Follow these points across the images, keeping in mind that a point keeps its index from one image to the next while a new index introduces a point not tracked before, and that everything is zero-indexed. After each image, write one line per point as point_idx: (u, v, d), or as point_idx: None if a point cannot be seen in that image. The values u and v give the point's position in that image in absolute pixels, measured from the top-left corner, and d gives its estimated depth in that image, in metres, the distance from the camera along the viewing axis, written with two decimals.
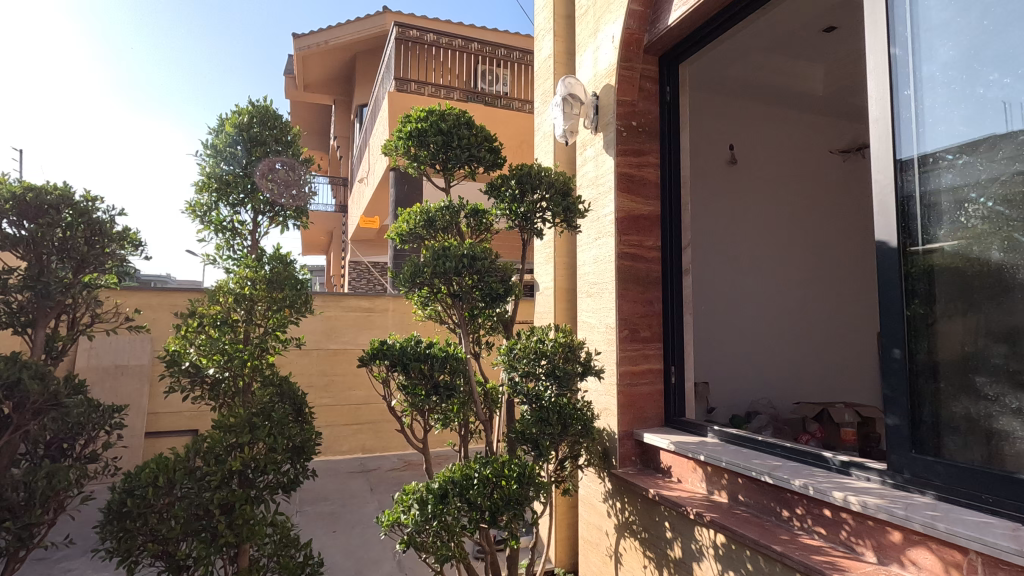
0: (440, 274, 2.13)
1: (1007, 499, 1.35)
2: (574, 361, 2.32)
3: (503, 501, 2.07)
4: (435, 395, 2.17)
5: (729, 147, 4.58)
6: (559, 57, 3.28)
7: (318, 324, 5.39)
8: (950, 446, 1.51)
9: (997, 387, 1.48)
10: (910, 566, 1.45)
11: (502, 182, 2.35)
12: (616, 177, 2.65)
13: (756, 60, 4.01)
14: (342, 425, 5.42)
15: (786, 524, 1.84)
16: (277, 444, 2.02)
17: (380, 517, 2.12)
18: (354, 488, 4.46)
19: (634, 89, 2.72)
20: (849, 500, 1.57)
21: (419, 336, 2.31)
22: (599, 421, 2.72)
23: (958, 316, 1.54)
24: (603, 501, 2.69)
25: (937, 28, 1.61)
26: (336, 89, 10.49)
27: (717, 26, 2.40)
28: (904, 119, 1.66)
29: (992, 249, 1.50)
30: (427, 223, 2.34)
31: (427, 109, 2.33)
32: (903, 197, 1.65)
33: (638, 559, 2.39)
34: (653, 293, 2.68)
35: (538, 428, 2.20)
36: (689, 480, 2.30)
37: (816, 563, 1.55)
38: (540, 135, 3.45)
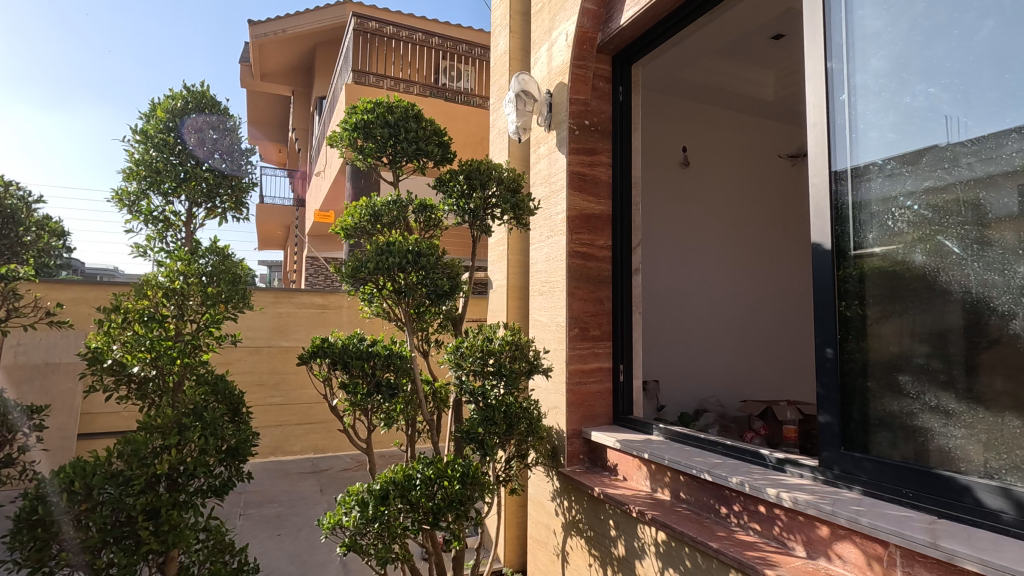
0: (382, 270, 2.07)
1: (926, 494, 1.41)
2: (521, 360, 2.31)
3: (446, 501, 2.04)
4: (378, 394, 2.11)
5: (682, 149, 4.66)
6: (514, 53, 3.26)
7: (268, 321, 5.23)
8: (878, 442, 1.57)
9: (919, 386, 1.50)
10: (836, 560, 1.49)
11: (450, 177, 2.31)
12: (568, 176, 2.65)
13: (709, 63, 4.10)
14: (292, 425, 5.29)
15: (724, 521, 1.87)
16: (209, 446, 1.93)
17: (321, 520, 2.04)
18: (303, 489, 4.35)
19: (587, 88, 2.73)
20: (781, 496, 1.60)
21: (363, 333, 2.25)
22: (548, 420, 2.71)
23: (886, 318, 1.58)
24: (551, 499, 2.68)
25: (871, 37, 1.66)
26: (295, 80, 10.21)
27: (668, 27, 2.42)
28: (839, 126, 1.71)
29: (917, 253, 1.53)
30: (373, 217, 2.29)
31: (374, 100, 2.27)
32: (837, 203, 1.71)
33: (584, 557, 2.40)
34: (604, 292, 2.69)
35: (483, 428, 2.17)
36: (634, 477, 2.31)
37: (749, 558, 1.57)
38: (496, 132, 3.41)
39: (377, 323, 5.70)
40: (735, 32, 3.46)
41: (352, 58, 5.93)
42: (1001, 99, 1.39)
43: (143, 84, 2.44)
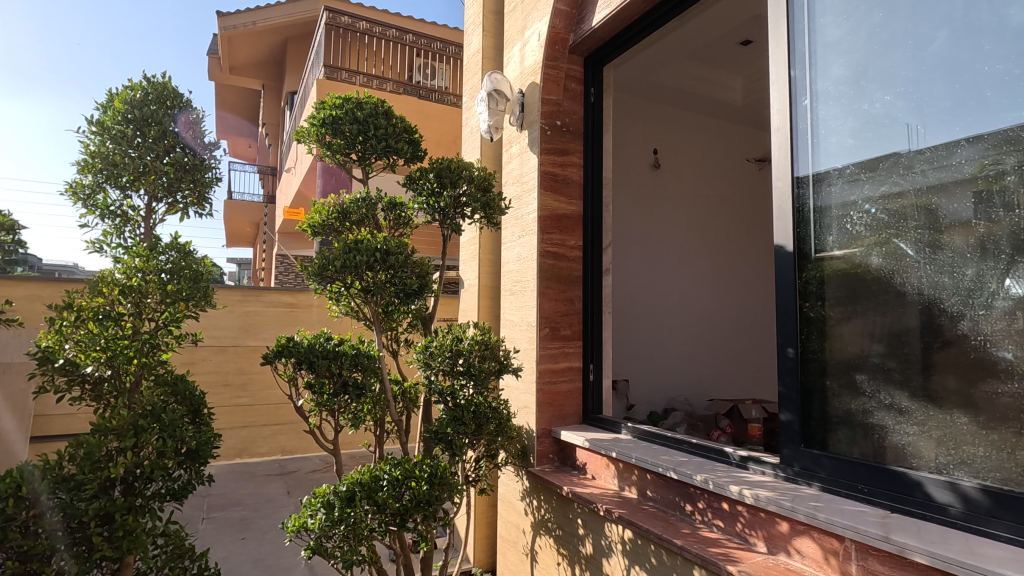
0: (349, 269, 2.04)
1: (880, 488, 1.46)
2: (490, 360, 2.30)
3: (414, 502, 2.02)
4: (346, 394, 2.08)
5: (653, 151, 4.72)
6: (487, 52, 3.25)
7: (235, 320, 5.11)
8: (836, 439, 1.61)
9: (874, 384, 1.54)
10: (794, 555, 1.53)
11: (420, 175, 2.29)
12: (539, 176, 2.65)
13: (679, 67, 4.17)
14: (260, 426, 5.18)
15: (689, 518, 1.89)
16: (168, 448, 1.86)
17: (285, 523, 1.99)
18: (270, 492, 4.26)
19: (558, 89, 2.74)
20: (743, 493, 1.63)
21: (330, 332, 2.21)
22: (518, 420, 2.71)
23: (845, 319, 1.63)
24: (521, 499, 2.69)
25: (832, 45, 1.70)
26: (266, 74, 10.02)
27: (638, 29, 2.45)
28: (801, 131, 1.76)
29: (872, 255, 1.56)
30: (340, 215, 2.25)
31: (343, 96, 2.24)
32: (799, 206, 1.75)
33: (553, 557, 2.40)
34: (574, 292, 2.70)
35: (452, 428, 2.16)
36: (603, 476, 2.33)
37: (712, 555, 1.60)
38: (468, 131, 3.40)
39: (348, 323, 5.62)
40: (704, 37, 3.51)
41: (323, 52, 5.82)
42: (952, 108, 1.42)
43: (101, 74, 2.35)
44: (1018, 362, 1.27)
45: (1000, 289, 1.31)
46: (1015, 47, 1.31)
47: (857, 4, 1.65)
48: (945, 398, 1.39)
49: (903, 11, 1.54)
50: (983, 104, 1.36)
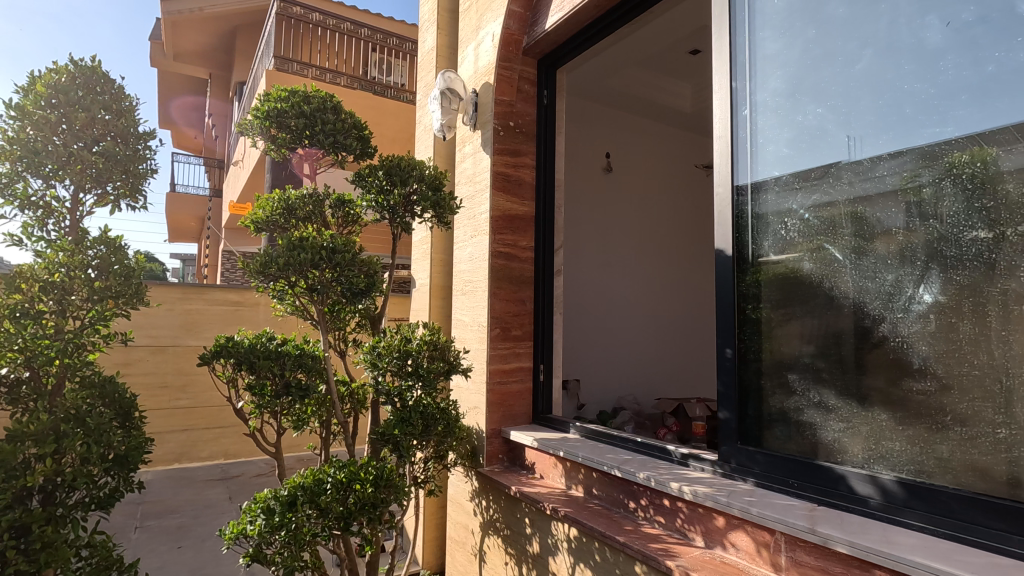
0: (293, 267, 1.97)
1: (809, 484, 1.54)
2: (439, 360, 2.28)
3: (358, 506, 1.98)
4: (288, 396, 2.02)
5: (605, 155, 4.80)
6: (442, 49, 3.22)
7: (176, 319, 4.89)
8: (769, 436, 1.69)
9: (804, 383, 1.62)
10: (730, 548, 1.58)
11: (369, 172, 2.25)
12: (491, 176, 2.66)
13: (632, 73, 4.25)
14: (201, 429, 4.97)
15: (632, 515, 1.93)
16: (92, 455, 1.76)
17: (223, 530, 1.91)
18: (210, 498, 4.09)
19: (512, 90, 2.74)
20: (682, 489, 1.68)
21: (273, 332, 2.14)
22: (468, 420, 2.70)
23: (777, 320, 1.70)
24: (470, 499, 2.68)
25: (770, 58, 1.77)
26: (212, 62, 9.64)
27: (591, 34, 2.50)
28: (741, 139, 1.83)
29: (804, 260, 1.63)
30: (286, 211, 2.19)
31: (289, 88, 2.17)
32: (738, 212, 1.82)
33: (500, 556, 2.41)
34: (525, 293, 2.71)
35: (400, 430, 2.13)
36: (551, 475, 2.35)
37: (652, 550, 1.64)
38: (421, 129, 3.36)
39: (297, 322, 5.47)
40: (654, 44, 3.60)
41: (272, 44, 5.60)
42: (876, 122, 1.50)
43: (22, 54, 2.20)
44: (930, 362, 1.35)
45: (915, 294, 1.38)
46: (931, 68, 1.39)
47: (792, 20, 1.72)
48: (868, 396, 1.47)
49: (834, 30, 1.62)
50: (903, 120, 1.44)
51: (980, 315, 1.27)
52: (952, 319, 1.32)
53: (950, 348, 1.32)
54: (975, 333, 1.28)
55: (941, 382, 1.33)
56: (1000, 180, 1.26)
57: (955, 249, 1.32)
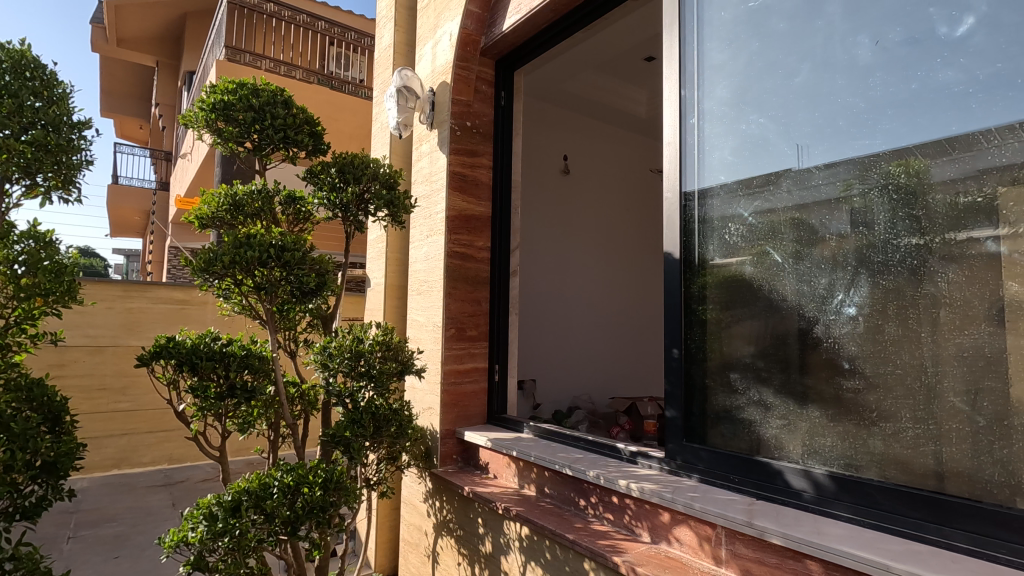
0: (239, 264, 1.91)
1: (749, 479, 1.62)
2: (392, 361, 2.26)
3: (305, 510, 1.94)
4: (232, 398, 1.95)
5: (563, 157, 4.86)
6: (399, 46, 3.19)
7: (116, 318, 4.66)
8: (712, 434, 1.75)
9: (745, 382, 1.68)
10: (674, 543, 1.63)
11: (321, 169, 2.21)
12: (448, 176, 2.65)
13: (588, 78, 4.31)
14: (143, 433, 4.75)
15: (583, 512, 1.97)
16: (16, 462, 1.67)
17: (162, 538, 1.83)
18: (152, 505, 3.92)
19: (469, 90, 2.74)
20: (630, 486, 1.72)
21: (217, 332, 2.07)
22: (422, 421, 2.68)
23: (722, 321, 1.76)
24: (423, 501, 2.66)
25: (716, 68, 1.84)
26: (160, 49, 9.23)
27: (548, 37, 2.52)
28: (689, 146, 1.89)
29: (746, 264, 1.70)
30: (232, 207, 2.11)
31: (237, 80, 2.11)
32: (686, 216, 1.89)
33: (453, 557, 2.41)
34: (481, 293, 2.71)
35: (350, 431, 2.09)
36: (504, 475, 2.36)
37: (600, 547, 1.67)
38: (378, 126, 3.31)
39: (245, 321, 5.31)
40: (610, 49, 3.65)
41: (223, 33, 5.42)
42: (812, 133, 1.57)
43: None
44: (858, 362, 1.43)
45: (846, 297, 1.46)
46: (862, 83, 1.47)
47: (738, 32, 1.79)
48: (802, 394, 1.54)
49: (776, 43, 1.69)
50: (837, 132, 1.51)
51: (903, 316, 1.35)
52: (879, 320, 1.39)
53: (877, 347, 1.39)
54: (899, 333, 1.36)
55: (867, 380, 1.41)
56: (927, 190, 1.33)
57: (882, 255, 1.39)
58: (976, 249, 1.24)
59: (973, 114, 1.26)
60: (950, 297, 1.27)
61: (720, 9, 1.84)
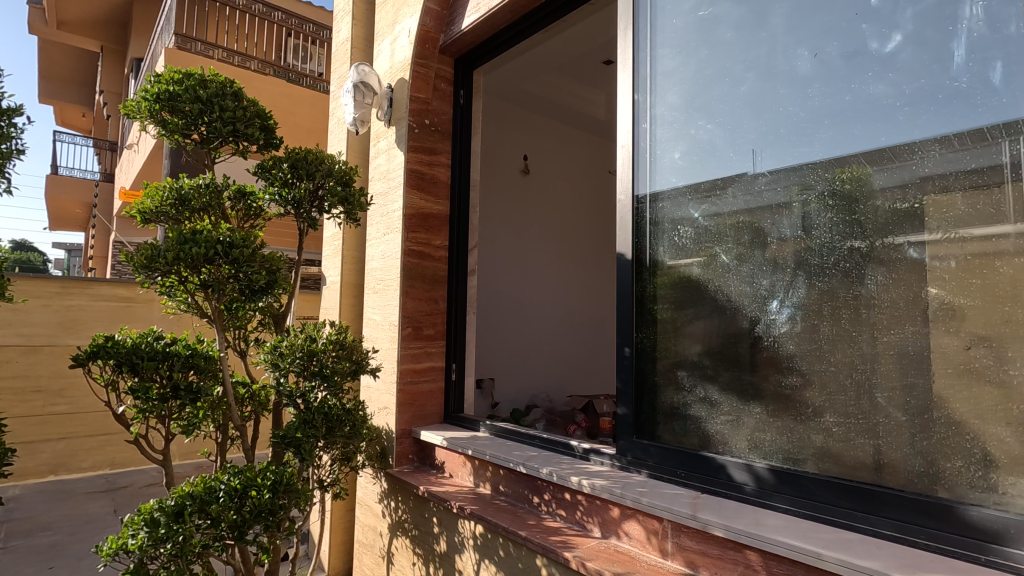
0: (183, 261, 1.84)
1: (694, 474, 1.67)
2: (346, 360, 2.23)
3: (253, 513, 1.89)
4: (176, 399, 1.88)
5: (523, 157, 4.89)
6: (357, 41, 3.13)
7: (53, 316, 4.43)
8: (661, 430, 1.80)
9: (692, 379, 1.74)
10: (623, 537, 1.67)
11: (273, 164, 2.16)
12: (405, 174, 2.63)
13: (548, 79, 4.35)
14: (82, 437, 4.53)
15: (536, 509, 1.99)
16: None
17: (100, 547, 1.75)
18: (92, 512, 3.74)
19: (428, 87, 2.72)
20: (581, 483, 1.75)
21: (161, 331, 1.99)
22: (378, 421, 2.66)
23: (672, 320, 1.81)
24: (378, 501, 2.63)
25: (668, 75, 1.89)
26: (105, 35, 8.81)
27: (506, 38, 2.53)
28: (641, 150, 1.94)
29: (694, 265, 1.76)
30: (177, 201, 2.03)
31: (184, 70, 2.03)
32: (638, 218, 1.93)
33: (408, 557, 2.39)
34: (439, 292, 2.70)
35: (302, 432, 2.05)
36: (459, 474, 2.36)
37: (552, 543, 1.70)
38: (335, 122, 3.25)
39: (188, 319, 5.13)
40: (570, 51, 3.70)
41: (173, 20, 5.21)
42: (755, 140, 1.63)
43: None
44: (796, 360, 1.49)
45: (784, 298, 1.53)
46: (801, 94, 1.54)
47: (688, 40, 1.84)
48: (744, 391, 1.60)
49: (724, 52, 1.74)
50: (778, 139, 1.57)
51: (836, 316, 1.42)
52: (814, 320, 1.46)
53: (813, 346, 1.46)
54: (833, 333, 1.42)
55: (804, 376, 1.47)
56: (869, 197, 1.38)
57: (819, 258, 1.46)
58: (901, 254, 1.31)
59: (901, 126, 1.34)
60: (878, 299, 1.34)
61: (672, 17, 1.89)
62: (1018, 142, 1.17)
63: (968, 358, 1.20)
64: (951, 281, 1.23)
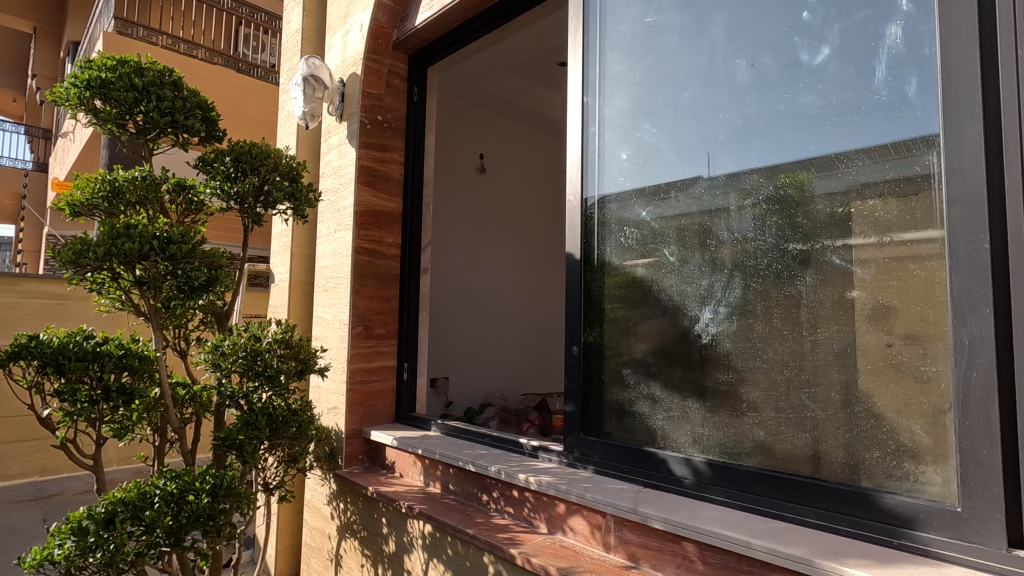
0: (115, 257, 1.76)
1: (638, 469, 1.72)
2: (291, 360, 2.18)
3: (191, 519, 1.82)
4: (108, 401, 1.80)
5: (479, 156, 4.89)
6: (308, 33, 3.06)
7: None
8: (607, 427, 1.85)
9: (636, 377, 1.78)
10: (569, 532, 1.70)
11: (215, 158, 2.09)
12: (357, 170, 2.59)
13: (504, 78, 4.36)
14: (9, 442, 4.26)
15: (484, 507, 2.00)
16: None
17: (22, 558, 1.65)
18: (18, 522, 3.52)
19: (380, 83, 2.69)
20: (528, 480, 1.77)
21: (91, 330, 1.90)
22: (327, 422, 2.61)
23: (619, 319, 1.86)
24: (327, 503, 2.58)
25: (616, 79, 1.93)
26: (39, 15, 8.32)
27: (460, 35, 2.53)
28: (590, 152, 1.97)
29: (638, 265, 1.81)
30: (111, 195, 1.94)
31: (118, 57, 1.95)
32: (586, 219, 1.97)
33: (356, 559, 2.36)
34: (391, 290, 2.68)
35: (244, 434, 1.99)
36: (410, 473, 2.34)
37: (498, 540, 1.71)
38: (285, 116, 3.17)
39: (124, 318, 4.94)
40: (526, 51, 3.72)
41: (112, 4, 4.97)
42: (696, 145, 1.69)
43: None
44: (733, 358, 1.55)
45: (721, 298, 1.59)
46: (739, 101, 1.60)
47: (635, 45, 1.89)
48: (684, 387, 1.66)
49: (668, 59, 1.79)
50: (718, 145, 1.63)
51: (768, 315, 1.49)
52: (749, 320, 1.53)
53: (747, 345, 1.53)
54: (766, 331, 1.49)
55: (738, 373, 1.54)
56: (809, 201, 1.43)
57: (755, 261, 1.52)
58: (829, 258, 1.38)
59: (828, 135, 1.41)
60: (806, 299, 1.42)
61: (620, 23, 1.93)
62: (931, 153, 1.24)
63: (888, 354, 1.27)
64: (872, 283, 1.30)
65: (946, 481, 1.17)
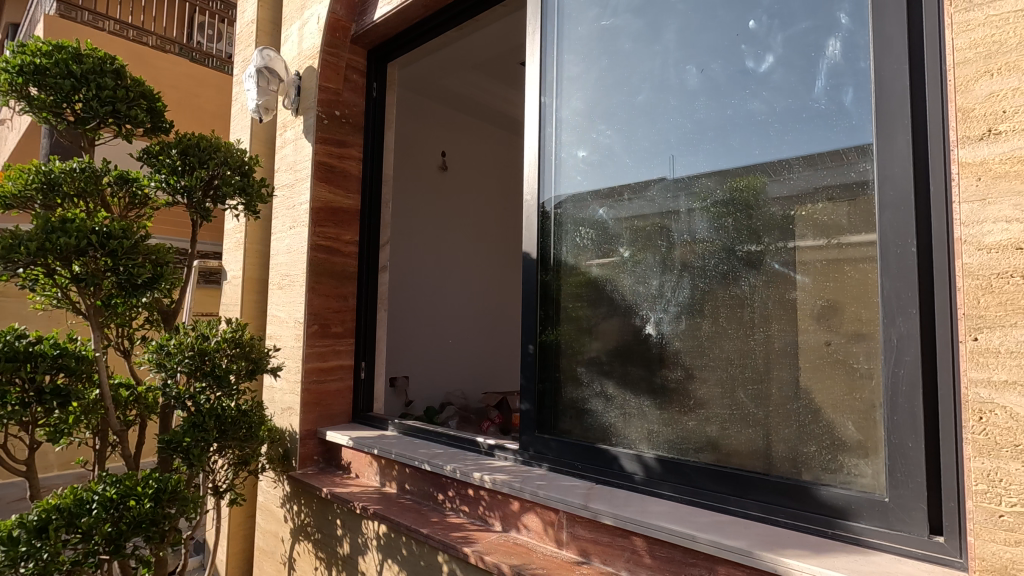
0: (49, 252, 1.67)
1: (591, 466, 1.74)
2: (242, 360, 2.12)
3: (132, 524, 1.75)
4: (40, 403, 1.71)
5: (441, 153, 4.87)
6: (264, 23, 2.98)
7: None
8: (562, 424, 1.87)
9: (590, 375, 1.81)
10: (523, 530, 1.71)
11: (160, 150, 2.02)
12: (313, 166, 2.54)
13: (466, 76, 4.36)
14: None
15: (440, 506, 1.99)
16: None
17: None
18: None
19: (338, 78, 2.64)
20: (483, 478, 1.78)
21: (23, 329, 1.79)
22: (281, 422, 2.55)
23: (574, 318, 1.88)
24: (280, 506, 2.53)
25: (572, 80, 1.95)
26: None
27: (420, 32, 2.51)
28: (547, 152, 1.99)
29: (593, 265, 1.83)
30: (45, 186, 1.85)
31: (54, 42, 1.85)
32: (543, 219, 1.99)
33: (310, 561, 2.32)
34: (348, 288, 2.64)
35: (191, 436, 1.93)
36: (365, 474, 2.31)
37: (452, 539, 1.71)
38: (238, 108, 3.07)
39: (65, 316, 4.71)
40: (488, 49, 3.71)
41: None
42: (649, 148, 1.72)
43: None
44: (682, 356, 1.59)
45: (671, 298, 1.63)
46: (689, 106, 1.64)
47: (591, 48, 1.91)
48: (635, 385, 1.69)
49: (622, 62, 1.82)
50: (669, 148, 1.67)
51: (716, 315, 1.53)
52: (698, 319, 1.57)
53: (695, 343, 1.57)
54: (712, 330, 1.53)
55: (687, 370, 1.58)
56: (762, 204, 1.46)
57: (705, 262, 1.56)
58: (774, 261, 1.43)
59: (772, 141, 1.46)
60: (750, 299, 1.47)
61: (577, 25, 1.96)
62: (866, 161, 1.29)
63: (827, 352, 1.32)
64: (811, 284, 1.36)
65: (876, 473, 1.23)
